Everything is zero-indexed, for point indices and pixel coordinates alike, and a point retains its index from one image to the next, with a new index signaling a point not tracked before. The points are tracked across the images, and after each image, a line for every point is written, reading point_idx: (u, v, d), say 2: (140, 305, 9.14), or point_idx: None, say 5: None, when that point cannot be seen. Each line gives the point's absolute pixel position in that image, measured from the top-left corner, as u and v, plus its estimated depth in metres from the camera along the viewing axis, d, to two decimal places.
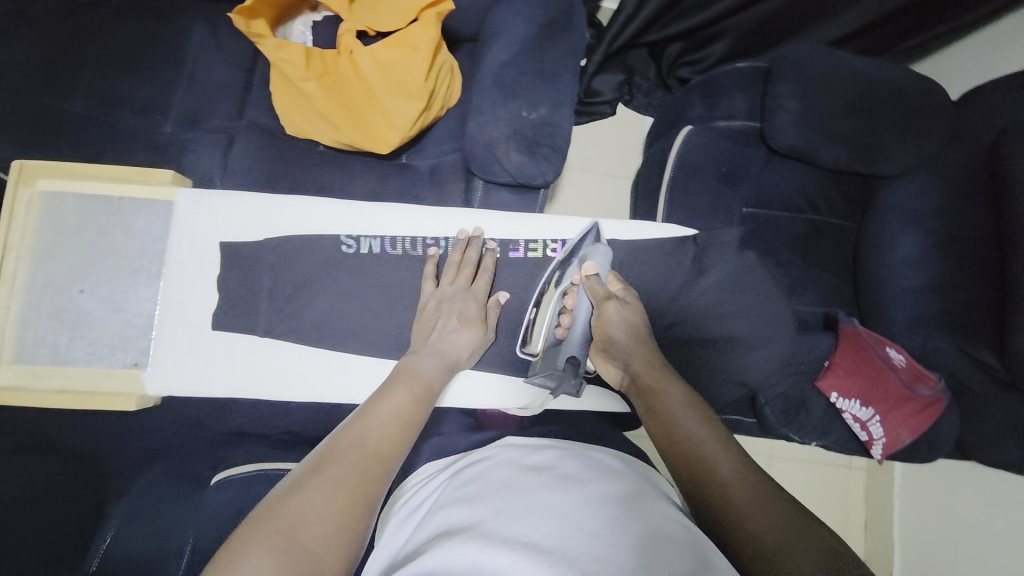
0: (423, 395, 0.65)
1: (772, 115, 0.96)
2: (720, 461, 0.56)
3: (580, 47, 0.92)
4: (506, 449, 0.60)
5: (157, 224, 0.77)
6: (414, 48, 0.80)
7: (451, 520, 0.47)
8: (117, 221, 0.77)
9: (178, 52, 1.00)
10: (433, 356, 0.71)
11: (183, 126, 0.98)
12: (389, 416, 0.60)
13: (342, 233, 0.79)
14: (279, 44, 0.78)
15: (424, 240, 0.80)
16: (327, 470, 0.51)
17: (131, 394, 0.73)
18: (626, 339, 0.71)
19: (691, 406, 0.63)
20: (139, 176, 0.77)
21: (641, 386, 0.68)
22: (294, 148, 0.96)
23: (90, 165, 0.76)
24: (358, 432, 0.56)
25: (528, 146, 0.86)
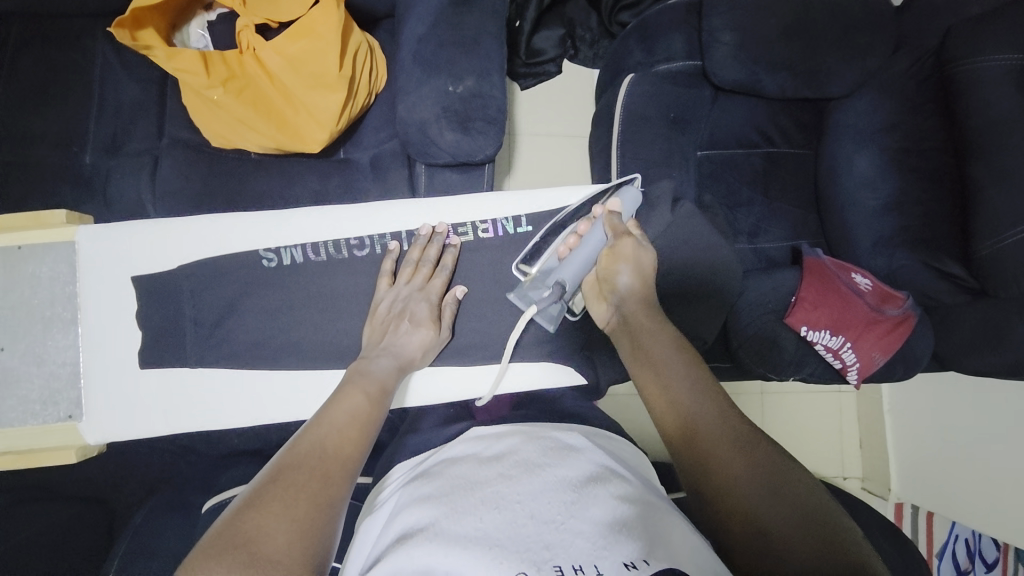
0: (379, 394, 0.64)
1: (710, 51, 0.93)
2: (707, 416, 0.53)
3: (500, 7, 0.87)
4: (467, 442, 0.59)
5: (63, 268, 0.75)
6: (318, 35, 0.76)
7: (409, 520, 0.46)
8: (22, 273, 0.74)
9: (81, 75, 0.94)
10: (385, 356, 0.70)
11: (104, 155, 0.93)
12: (345, 420, 0.58)
13: (262, 248, 0.76)
14: (170, 53, 0.75)
15: (348, 243, 0.78)
16: (286, 479, 0.49)
17: (70, 446, 0.72)
18: (632, 277, 0.68)
19: (681, 353, 0.60)
20: (30, 222, 0.74)
21: (631, 325, 0.66)
22: (222, 160, 0.92)
23: None
24: (315, 438, 0.54)
25: (460, 122, 0.82)
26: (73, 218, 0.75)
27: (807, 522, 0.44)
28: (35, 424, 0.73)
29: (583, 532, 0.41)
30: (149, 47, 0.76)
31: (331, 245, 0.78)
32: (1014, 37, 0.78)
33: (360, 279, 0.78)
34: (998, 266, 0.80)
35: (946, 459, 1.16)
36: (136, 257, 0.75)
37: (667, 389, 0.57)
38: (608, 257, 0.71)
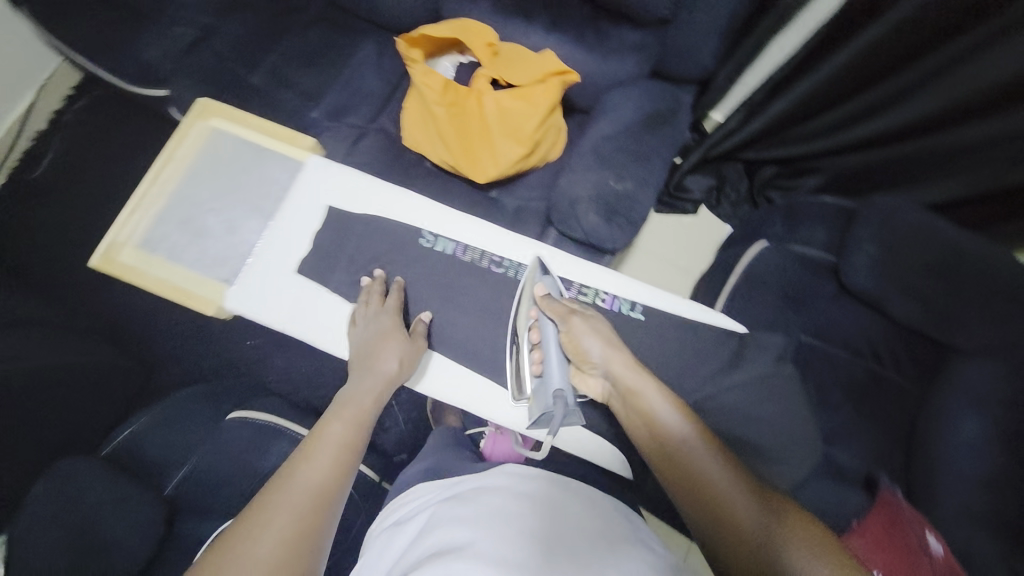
0: (354, 439, 0.67)
1: (850, 254, 0.98)
2: (705, 464, 0.63)
3: (678, 141, 1.00)
4: (501, 473, 0.63)
5: (286, 176, 0.91)
6: (532, 103, 0.92)
7: (448, 535, 0.51)
8: (258, 166, 0.92)
9: (343, 57, 1.19)
10: (358, 400, 0.71)
11: (327, 116, 1.15)
12: (316, 477, 0.60)
13: (425, 228, 0.89)
14: (424, 70, 0.94)
15: (490, 257, 0.87)
16: (273, 503, 0.56)
17: (210, 302, 0.84)
18: (602, 348, 0.72)
19: (671, 405, 0.67)
20: (286, 137, 0.93)
21: (618, 386, 0.71)
22: (406, 158, 1.10)
23: (253, 117, 0.92)
24: (288, 502, 0.57)
25: (607, 212, 0.93)
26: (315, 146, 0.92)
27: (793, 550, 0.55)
28: (198, 272, 0.86)
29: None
30: (414, 61, 0.94)
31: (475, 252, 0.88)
32: None
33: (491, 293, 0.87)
34: None
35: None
36: (342, 190, 0.89)
37: (684, 469, 0.63)
38: (575, 344, 0.75)
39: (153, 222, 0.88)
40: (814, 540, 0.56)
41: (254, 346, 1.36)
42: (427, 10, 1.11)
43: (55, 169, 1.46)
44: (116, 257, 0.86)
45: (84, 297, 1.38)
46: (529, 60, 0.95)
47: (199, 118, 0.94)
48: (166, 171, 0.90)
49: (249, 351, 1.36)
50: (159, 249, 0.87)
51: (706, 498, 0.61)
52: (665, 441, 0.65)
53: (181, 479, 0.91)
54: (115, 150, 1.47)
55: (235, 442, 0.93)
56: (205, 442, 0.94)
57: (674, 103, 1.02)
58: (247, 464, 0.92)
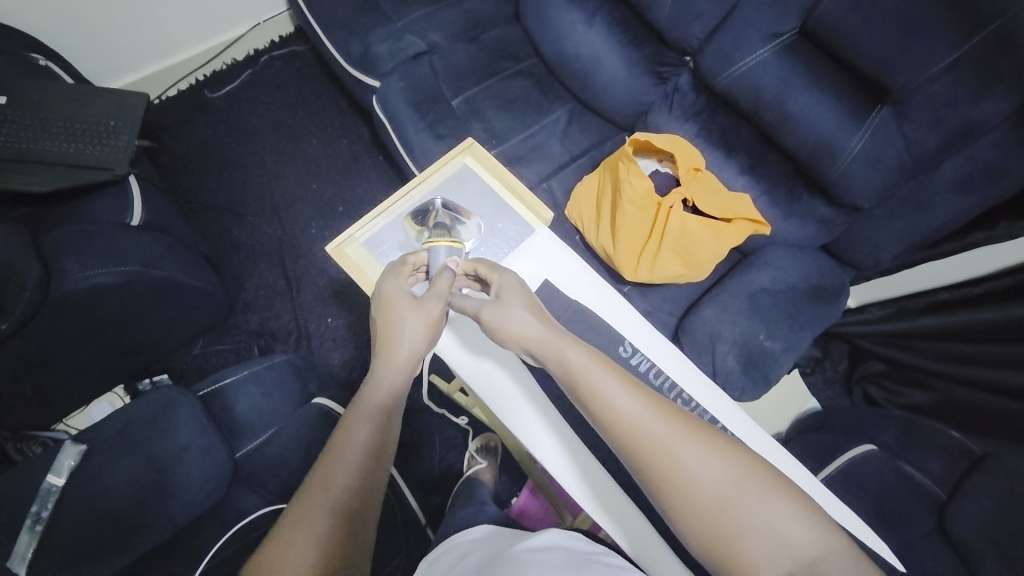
0: (372, 446, 0.62)
1: (965, 500, 0.94)
2: (645, 423, 0.57)
3: (830, 321, 1.01)
4: (546, 540, 0.71)
5: (515, 234, 0.88)
6: (716, 238, 0.96)
7: None
8: (498, 215, 0.89)
9: (539, 113, 1.25)
10: (366, 412, 0.63)
11: (505, 159, 1.20)
12: (331, 506, 0.56)
13: (626, 339, 0.84)
14: (634, 170, 0.97)
15: (681, 393, 0.82)
16: (297, 521, 0.55)
17: None
18: (525, 322, 0.68)
19: (596, 364, 0.63)
20: (530, 203, 0.89)
21: (541, 351, 0.66)
22: (563, 227, 1.14)
23: (507, 172, 0.90)
24: (304, 539, 0.54)
25: (746, 362, 0.94)
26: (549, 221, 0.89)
27: (741, 483, 0.53)
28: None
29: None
30: (629, 158, 0.98)
31: (667, 382, 0.83)
32: None
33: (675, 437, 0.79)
34: None
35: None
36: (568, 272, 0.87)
37: (610, 425, 0.58)
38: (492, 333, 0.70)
39: (383, 227, 0.87)
40: (742, 460, 0.55)
41: (333, 325, 1.37)
42: (636, 108, 1.18)
43: (232, 97, 1.56)
44: (343, 249, 0.85)
45: (205, 218, 1.44)
46: (725, 198, 0.99)
47: (462, 149, 0.92)
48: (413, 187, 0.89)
49: (326, 327, 1.37)
50: (383, 258, 0.84)
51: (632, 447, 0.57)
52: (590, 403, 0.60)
53: (254, 446, 0.90)
54: (289, 101, 1.56)
55: (308, 429, 0.92)
56: (280, 418, 0.93)
57: (837, 285, 1.04)
58: (315, 457, 0.90)
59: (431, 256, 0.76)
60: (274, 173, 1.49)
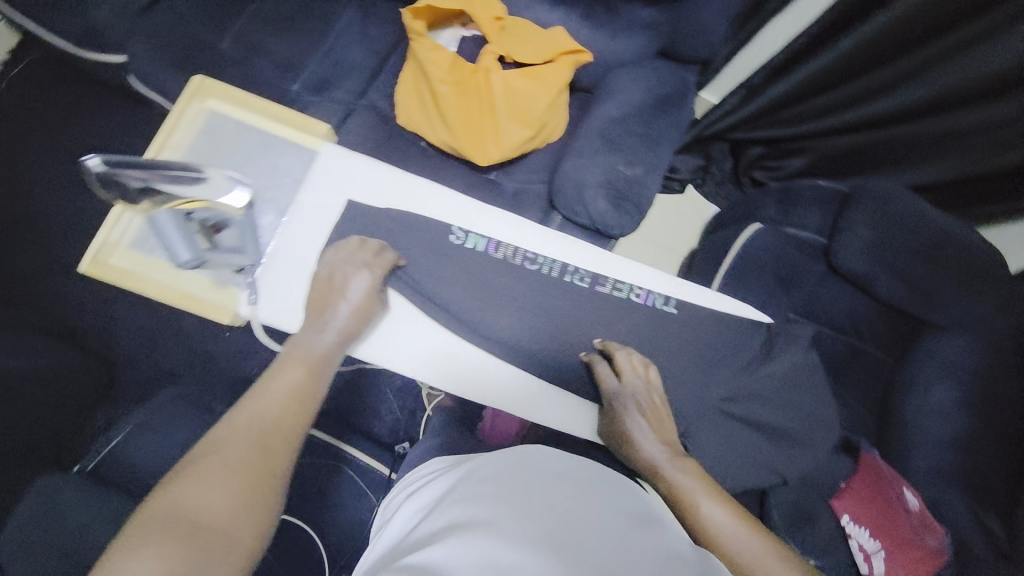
0: (305, 392, 0.60)
1: (843, 236, 1.04)
2: (749, 553, 0.58)
3: (684, 125, 1.00)
4: (512, 455, 0.70)
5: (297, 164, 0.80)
6: (544, 83, 0.88)
7: (463, 512, 0.58)
8: (266, 154, 0.80)
9: (326, 25, 1.08)
10: (295, 360, 0.62)
11: (309, 90, 1.05)
12: (254, 442, 0.54)
13: (454, 224, 0.77)
14: (432, 46, 0.88)
15: (525, 253, 0.78)
16: (222, 456, 0.52)
17: (226, 308, 0.73)
18: (651, 443, 0.66)
19: (711, 494, 0.62)
20: (298, 123, 0.82)
21: (661, 474, 0.65)
22: (400, 138, 1.04)
23: (259, 100, 0.82)
24: (221, 473, 0.50)
25: (615, 198, 0.93)
26: (330, 135, 0.84)
27: None
28: (206, 276, 0.74)
29: (630, 517, 0.58)
30: (421, 35, 0.87)
31: (508, 250, 0.77)
32: None
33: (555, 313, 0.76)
34: None
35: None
36: (376, 181, 0.77)
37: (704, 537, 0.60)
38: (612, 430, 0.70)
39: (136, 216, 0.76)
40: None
41: (232, 337, 1.27)
42: None
43: None
44: (105, 261, 0.74)
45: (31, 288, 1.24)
46: (537, 37, 0.91)
47: (194, 98, 0.81)
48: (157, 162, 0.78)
49: (225, 342, 1.27)
50: (156, 251, 0.75)
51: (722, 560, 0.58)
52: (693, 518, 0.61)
53: None
54: (57, 122, 1.29)
55: None
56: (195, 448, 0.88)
57: (681, 87, 1.02)
58: None
59: (155, 225, 0.65)
60: (82, 209, 1.27)
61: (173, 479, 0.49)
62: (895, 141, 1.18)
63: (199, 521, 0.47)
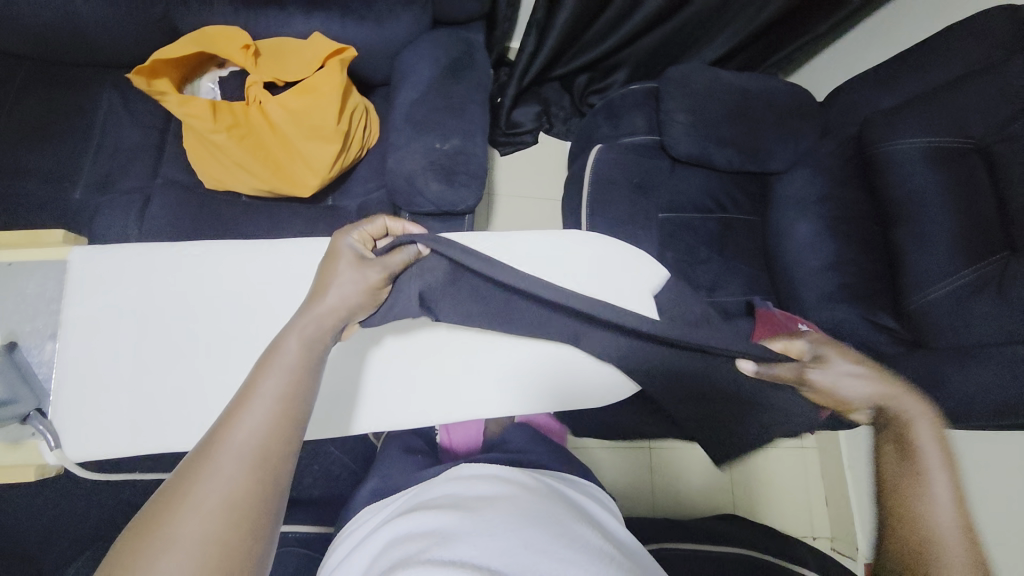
0: (296, 391, 0.46)
1: (668, 128, 1.08)
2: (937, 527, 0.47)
3: (484, 82, 1.00)
4: (453, 484, 0.67)
5: (51, 283, 0.69)
6: (321, 94, 0.83)
7: (408, 547, 0.53)
8: (9, 288, 0.68)
9: (86, 118, 0.99)
10: (278, 364, 0.48)
11: (95, 191, 0.95)
12: (241, 463, 0.40)
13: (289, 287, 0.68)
14: (181, 99, 0.80)
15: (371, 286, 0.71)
16: (204, 490, 0.38)
17: (29, 466, 0.63)
18: (870, 389, 0.58)
19: (948, 472, 0.50)
20: (25, 239, 0.69)
21: (897, 425, 0.55)
22: (214, 201, 0.96)
23: None
24: (200, 513, 0.38)
25: (445, 175, 0.90)
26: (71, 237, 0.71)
27: None
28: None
29: (565, 530, 0.56)
30: (165, 94, 0.80)
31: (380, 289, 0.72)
32: (923, 124, 0.89)
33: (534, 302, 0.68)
34: (924, 318, 0.86)
35: (884, 512, 1.17)
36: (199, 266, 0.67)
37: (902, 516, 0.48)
38: (829, 402, 0.60)
39: None
40: None
41: None
42: (161, 31, 0.96)
43: None
44: None
45: None
46: (300, 52, 0.87)
47: None
48: None
49: None
50: None
51: (906, 560, 0.47)
52: (908, 495, 0.49)
53: None
54: None
55: None
56: None
57: (466, 46, 1.01)
58: None
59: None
60: None
61: (134, 537, 0.37)
62: (688, 22, 1.26)
63: None
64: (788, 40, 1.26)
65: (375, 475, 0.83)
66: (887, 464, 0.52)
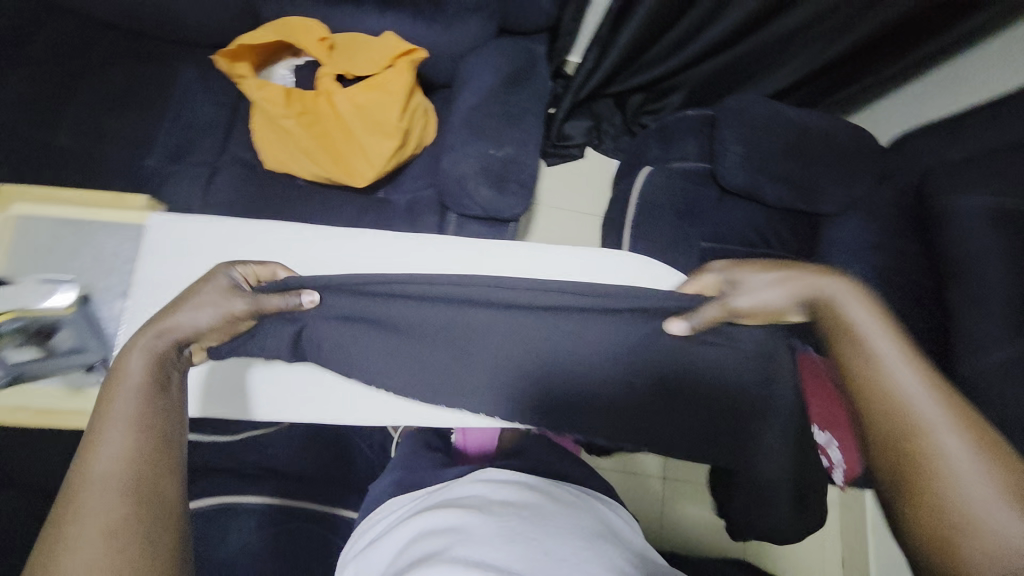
0: (148, 411, 0.47)
1: (721, 157, 1.06)
2: (945, 452, 0.41)
3: (543, 94, 1.01)
4: (475, 485, 0.68)
5: (127, 244, 0.75)
6: (387, 91, 0.86)
7: (428, 547, 0.56)
8: (89, 244, 0.75)
9: (167, 91, 1.05)
10: (126, 388, 0.48)
11: (167, 160, 1.01)
12: (105, 494, 0.42)
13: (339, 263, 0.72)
14: (259, 84, 0.85)
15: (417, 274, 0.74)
16: (75, 528, 0.40)
17: (86, 411, 0.66)
18: (783, 290, 0.53)
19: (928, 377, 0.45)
20: (112, 202, 0.78)
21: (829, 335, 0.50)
22: (274, 182, 1.01)
23: (66, 189, 0.77)
24: (77, 549, 0.39)
25: (496, 181, 0.92)
26: (153, 202, 0.78)
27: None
28: (55, 385, 0.67)
29: (589, 540, 0.58)
30: (245, 78, 0.85)
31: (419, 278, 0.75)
32: (990, 180, 0.86)
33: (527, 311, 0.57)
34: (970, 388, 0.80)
35: None
36: (259, 242, 0.73)
37: (918, 497, 0.41)
38: (763, 318, 0.55)
39: None
40: None
41: None
42: (245, 16, 1.01)
43: None
44: None
45: None
46: (371, 48, 0.91)
47: None
48: None
49: None
50: None
51: (928, 519, 0.41)
52: (909, 461, 0.43)
53: None
54: None
55: None
56: None
57: (530, 57, 1.03)
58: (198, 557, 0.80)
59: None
60: None
61: None
62: (754, 51, 1.24)
63: None
64: (860, 75, 1.23)
65: (394, 470, 0.85)
66: (868, 428, 0.46)
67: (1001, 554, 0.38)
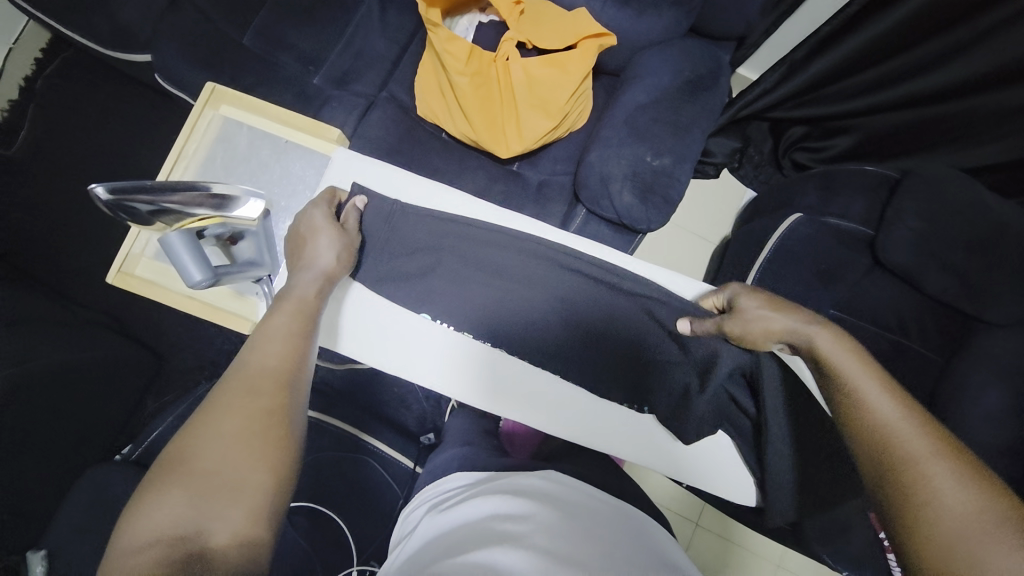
0: (300, 327, 0.61)
1: (892, 228, 0.96)
2: (904, 432, 0.51)
3: (716, 110, 0.94)
4: (541, 481, 0.68)
5: (310, 171, 0.85)
6: (566, 71, 0.85)
7: (500, 526, 0.56)
8: (279, 162, 0.85)
9: (348, 15, 1.07)
10: (286, 306, 0.63)
11: (332, 83, 1.05)
12: (264, 376, 0.54)
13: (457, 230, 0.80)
14: (448, 36, 0.84)
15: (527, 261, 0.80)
16: (233, 393, 0.52)
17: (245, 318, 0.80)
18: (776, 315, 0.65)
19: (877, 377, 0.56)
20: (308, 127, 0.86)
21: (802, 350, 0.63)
22: (421, 130, 1.02)
23: (270, 106, 0.86)
24: (228, 417, 0.50)
25: (642, 191, 0.87)
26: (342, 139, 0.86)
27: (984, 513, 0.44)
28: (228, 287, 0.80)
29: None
30: (436, 24, 0.84)
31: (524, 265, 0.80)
32: None
33: (560, 272, 0.79)
34: None
35: None
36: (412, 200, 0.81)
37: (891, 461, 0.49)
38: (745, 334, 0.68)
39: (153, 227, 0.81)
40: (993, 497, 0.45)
41: None
42: None
43: (27, 143, 1.29)
44: (133, 271, 0.81)
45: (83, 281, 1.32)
46: (560, 21, 0.88)
47: (207, 105, 0.86)
48: (175, 171, 0.84)
49: None
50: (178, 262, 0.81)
51: (896, 480, 0.49)
52: (909, 497, 0.47)
53: None
54: (94, 122, 1.29)
55: None
56: None
57: (715, 67, 0.95)
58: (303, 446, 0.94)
59: (166, 248, 0.64)
60: None
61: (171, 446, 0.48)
62: (959, 117, 1.07)
63: (218, 457, 0.47)
64: None
65: (453, 444, 0.87)
66: (862, 454, 0.53)
67: (954, 516, 0.45)
